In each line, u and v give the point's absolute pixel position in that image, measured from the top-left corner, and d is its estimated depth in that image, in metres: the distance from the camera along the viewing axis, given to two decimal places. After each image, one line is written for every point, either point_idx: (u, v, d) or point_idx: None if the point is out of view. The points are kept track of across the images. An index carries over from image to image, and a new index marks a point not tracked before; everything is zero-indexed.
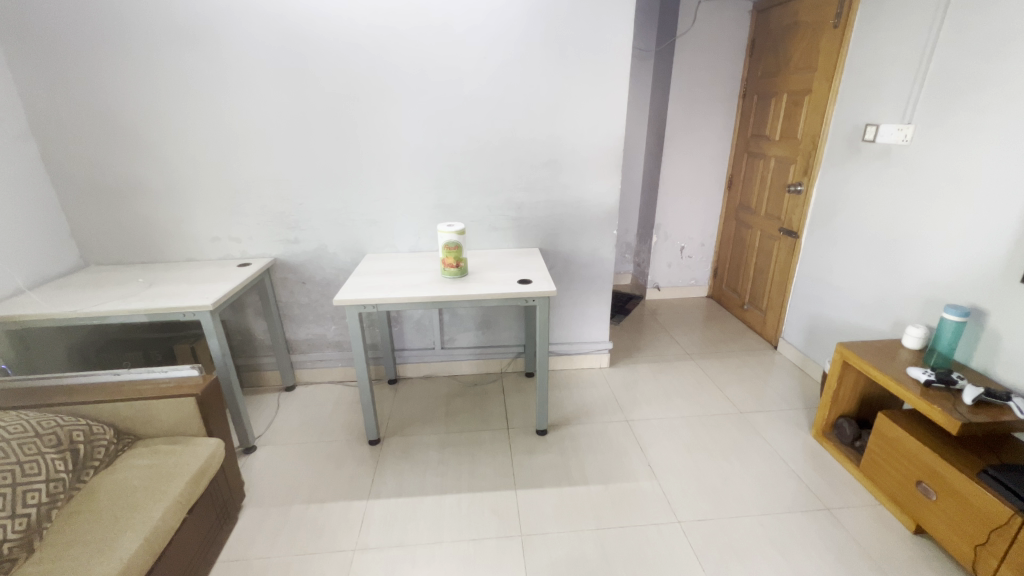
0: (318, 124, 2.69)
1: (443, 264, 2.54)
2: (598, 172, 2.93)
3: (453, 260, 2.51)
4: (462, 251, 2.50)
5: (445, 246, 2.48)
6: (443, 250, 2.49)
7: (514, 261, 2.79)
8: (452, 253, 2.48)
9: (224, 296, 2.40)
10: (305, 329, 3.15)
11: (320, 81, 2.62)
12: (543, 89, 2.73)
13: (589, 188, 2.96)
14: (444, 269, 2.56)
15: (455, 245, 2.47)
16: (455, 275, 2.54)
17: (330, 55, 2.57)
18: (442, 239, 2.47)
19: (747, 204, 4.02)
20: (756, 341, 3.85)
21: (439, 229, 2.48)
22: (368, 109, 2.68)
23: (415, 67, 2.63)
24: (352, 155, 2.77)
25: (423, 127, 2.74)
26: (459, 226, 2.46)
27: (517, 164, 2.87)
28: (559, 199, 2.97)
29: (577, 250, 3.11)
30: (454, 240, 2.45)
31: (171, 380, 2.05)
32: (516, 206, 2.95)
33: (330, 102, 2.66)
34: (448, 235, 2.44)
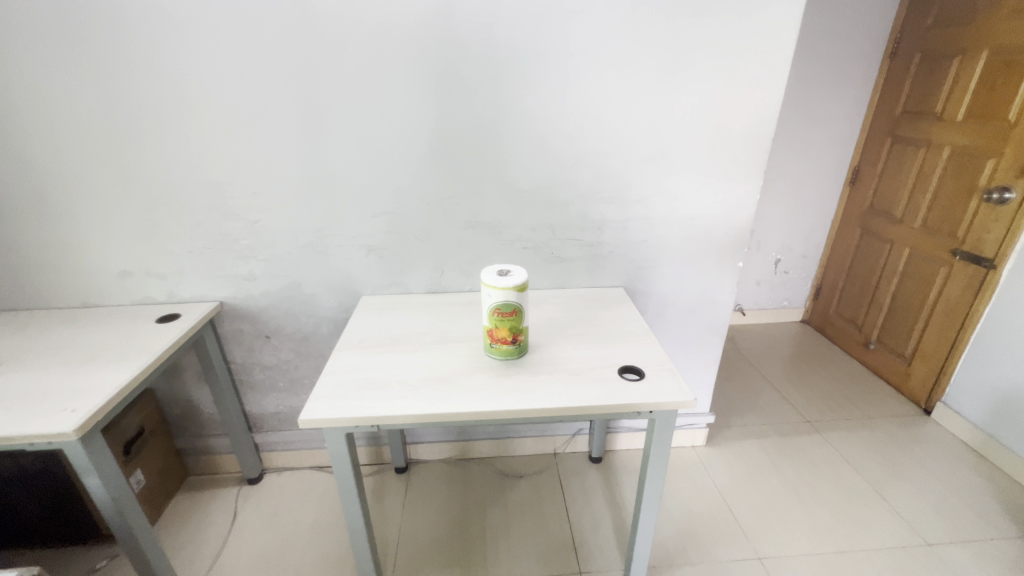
0: (280, 89, 1.60)
1: (488, 337, 1.49)
2: (731, 173, 1.84)
3: (507, 332, 1.46)
4: (523, 316, 1.46)
5: (493, 311, 1.43)
6: (489, 317, 1.45)
7: (596, 319, 1.75)
8: (506, 321, 1.44)
9: (101, 409, 1.32)
10: (274, 399, 2.15)
11: (277, 13, 1.51)
12: (662, 32, 1.61)
13: (713, 199, 1.88)
14: (488, 346, 1.51)
15: (512, 310, 1.43)
16: (509, 355, 1.50)
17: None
18: (489, 300, 1.43)
19: (887, 209, 2.92)
20: (893, 399, 2.83)
21: (484, 284, 1.43)
22: (365, 64, 1.59)
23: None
24: (339, 142, 1.68)
25: (457, 96, 1.64)
26: (519, 277, 1.41)
27: (604, 159, 1.78)
28: (665, 215, 1.89)
29: (682, 290, 2.06)
30: (509, 300, 1.41)
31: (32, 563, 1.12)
32: (596, 225, 1.89)
33: (298, 51, 1.55)
34: (500, 293, 1.40)
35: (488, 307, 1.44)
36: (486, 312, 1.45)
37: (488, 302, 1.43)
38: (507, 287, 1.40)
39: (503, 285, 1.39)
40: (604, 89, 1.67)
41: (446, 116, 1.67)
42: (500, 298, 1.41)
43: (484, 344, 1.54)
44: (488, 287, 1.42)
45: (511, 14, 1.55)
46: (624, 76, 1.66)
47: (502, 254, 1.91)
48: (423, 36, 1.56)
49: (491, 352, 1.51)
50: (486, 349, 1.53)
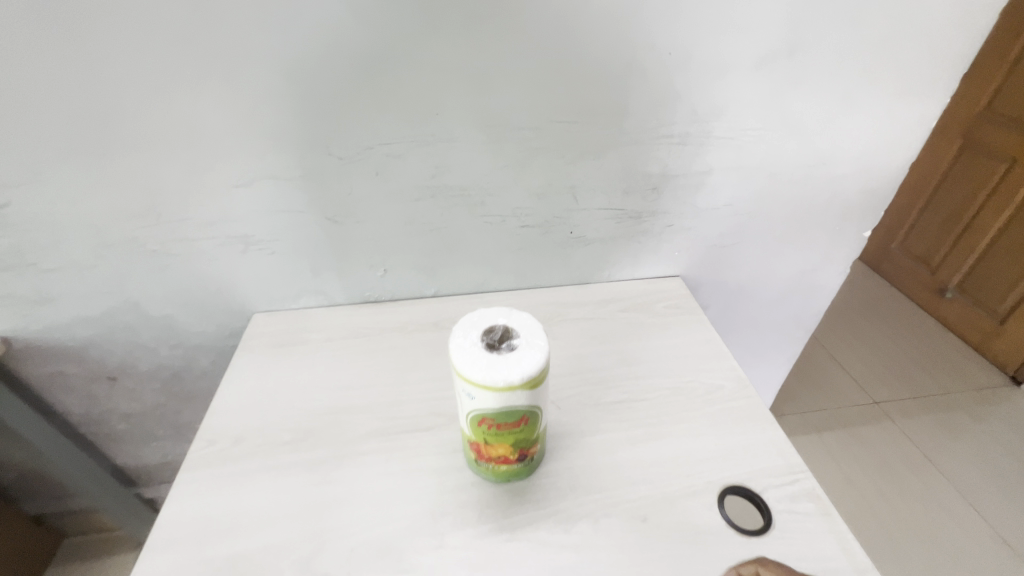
0: None
1: (472, 452, 0.77)
2: (905, 80, 1.00)
3: (509, 450, 0.74)
4: (540, 418, 0.73)
5: (480, 422, 0.70)
6: (472, 428, 0.72)
7: (654, 359, 1.03)
8: (509, 434, 0.72)
9: None
10: (157, 450, 1.45)
11: None
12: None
13: (861, 130, 1.06)
14: (473, 461, 0.80)
15: (520, 417, 0.70)
16: (513, 476, 0.80)
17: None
18: (470, 405, 0.69)
19: (1013, 114, 2.11)
20: (973, 363, 2.30)
21: (457, 373, 0.67)
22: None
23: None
24: (127, 31, 0.77)
25: None
26: (535, 362, 0.65)
27: (684, 58, 0.91)
28: (770, 164, 1.08)
29: (770, 275, 1.31)
30: (515, 405, 0.68)
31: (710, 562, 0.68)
32: (651, 184, 1.07)
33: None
34: (493, 398, 0.66)
35: (471, 414, 0.70)
36: (464, 421, 0.72)
37: (470, 408, 0.69)
38: (513, 386, 0.65)
39: (501, 384, 0.64)
40: None
41: None
42: (495, 404, 0.67)
43: (464, 451, 0.82)
44: (468, 382, 0.66)
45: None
46: None
47: (486, 240, 1.11)
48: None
49: (479, 470, 0.81)
50: (468, 461, 0.82)
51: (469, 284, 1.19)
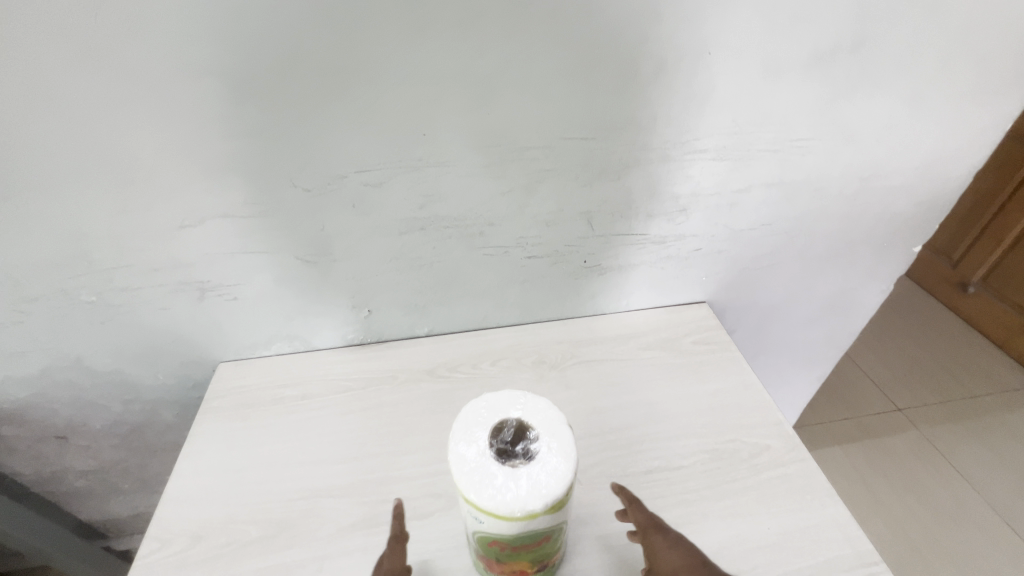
0: None
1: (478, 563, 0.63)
2: (983, 78, 0.84)
3: (526, 567, 0.60)
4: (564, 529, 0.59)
5: (491, 544, 0.55)
6: (480, 545, 0.58)
7: (686, 413, 0.88)
8: (527, 554, 0.57)
9: None
10: (124, 503, 1.30)
11: None
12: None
13: (925, 137, 0.90)
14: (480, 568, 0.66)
15: (541, 537, 0.55)
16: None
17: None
18: (477, 527, 0.54)
19: None
20: (998, 363, 2.19)
21: (461, 493, 0.53)
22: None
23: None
24: (22, 39, 0.60)
25: None
26: (561, 481, 0.51)
27: (726, 58, 0.74)
28: (817, 179, 0.92)
29: (806, 297, 1.17)
30: (535, 529, 0.53)
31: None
32: (679, 206, 0.91)
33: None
34: (508, 525, 0.52)
35: (479, 535, 0.55)
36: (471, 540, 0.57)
37: (478, 529, 0.55)
38: (534, 513, 0.50)
39: (520, 513, 0.50)
40: None
41: None
42: (510, 531, 0.52)
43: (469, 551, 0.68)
44: (475, 507, 0.52)
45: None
46: None
47: (488, 275, 0.95)
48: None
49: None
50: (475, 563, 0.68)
51: (468, 322, 1.03)
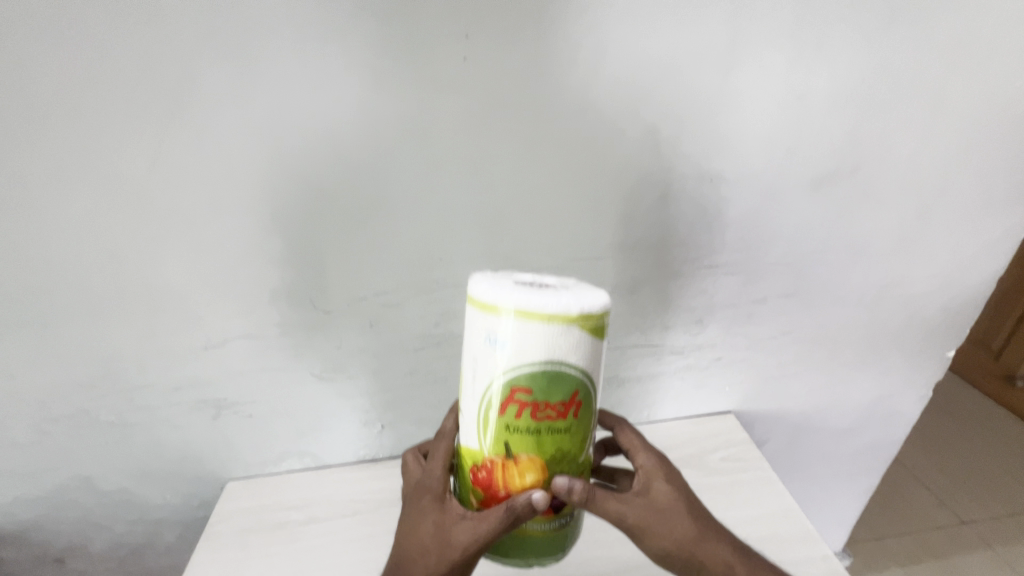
0: None
1: (480, 498, 0.57)
2: (982, 194, 0.86)
3: (541, 462, 0.54)
4: (589, 430, 0.57)
5: (509, 392, 0.52)
6: (494, 417, 0.53)
7: None
8: (548, 430, 0.53)
9: None
10: None
11: None
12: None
13: (941, 244, 0.90)
14: (476, 498, 0.57)
15: (566, 396, 0.52)
16: (533, 561, 0.59)
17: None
18: (494, 361, 0.52)
19: None
20: None
21: (478, 313, 0.52)
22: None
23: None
24: (90, 192, 0.67)
25: (377, 49, 0.64)
26: (586, 303, 0.50)
27: (724, 185, 0.78)
28: (832, 288, 0.91)
29: (839, 406, 1.10)
30: (559, 362, 0.51)
31: (634, 519, 0.61)
32: (693, 318, 0.90)
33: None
34: (520, 297, 0.49)
35: (498, 387, 0.52)
36: (481, 337, 0.52)
37: (499, 369, 0.51)
38: (571, 318, 0.49)
39: (554, 310, 0.49)
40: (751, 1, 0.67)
41: (353, 106, 0.66)
42: (531, 338, 0.50)
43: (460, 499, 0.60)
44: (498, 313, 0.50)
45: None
46: None
47: None
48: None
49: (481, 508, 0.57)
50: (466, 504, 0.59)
51: None
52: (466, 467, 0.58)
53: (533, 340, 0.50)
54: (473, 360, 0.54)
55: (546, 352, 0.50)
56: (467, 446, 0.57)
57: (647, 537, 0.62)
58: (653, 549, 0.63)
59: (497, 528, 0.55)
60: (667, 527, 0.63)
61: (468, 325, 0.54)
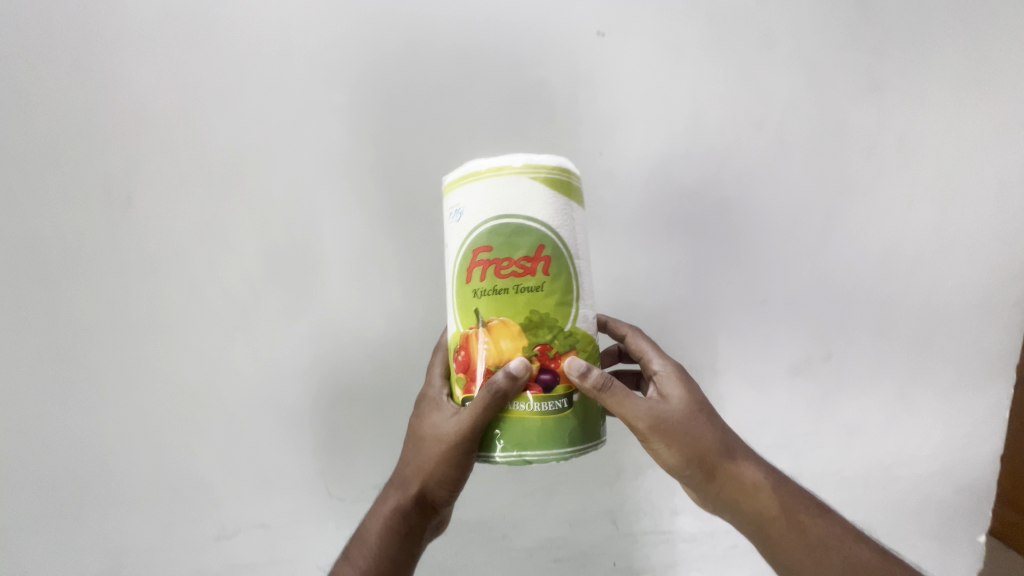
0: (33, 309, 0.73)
1: (464, 386, 0.58)
2: (968, 376, 0.91)
3: (515, 327, 0.55)
4: (566, 267, 0.57)
5: (472, 254, 0.56)
6: (463, 288, 0.57)
7: None
8: (517, 288, 0.55)
9: None
10: None
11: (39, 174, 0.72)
12: (818, 112, 0.82)
13: (935, 428, 0.91)
14: (461, 388, 0.59)
15: (530, 250, 0.55)
16: (528, 458, 0.56)
17: (81, 9, 0.71)
18: (460, 232, 0.57)
19: None
20: None
21: (446, 197, 0.60)
22: (217, 217, 0.74)
23: (386, 54, 0.74)
24: (155, 392, 0.76)
25: (411, 270, 0.76)
26: (531, 157, 0.55)
27: (718, 374, 0.83)
28: (847, 471, 0.90)
29: None
30: (515, 215, 0.55)
31: (649, 421, 0.59)
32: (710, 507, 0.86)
33: (59, 194, 0.72)
34: (475, 166, 0.56)
35: (463, 251, 0.57)
36: (448, 221, 0.59)
37: (461, 232, 0.57)
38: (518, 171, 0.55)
39: (499, 171, 0.55)
40: (707, 232, 0.80)
41: (385, 315, 0.77)
42: (486, 198, 0.55)
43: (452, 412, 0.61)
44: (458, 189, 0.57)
45: (520, 95, 0.75)
46: (739, 201, 0.81)
47: None
48: (344, 150, 0.74)
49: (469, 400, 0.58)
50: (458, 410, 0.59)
51: None
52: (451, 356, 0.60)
53: (488, 200, 0.55)
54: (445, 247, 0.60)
55: (498, 207, 0.55)
56: (450, 332, 0.60)
57: (658, 443, 0.60)
58: (663, 454, 0.61)
59: (478, 417, 0.56)
60: (684, 448, 0.60)
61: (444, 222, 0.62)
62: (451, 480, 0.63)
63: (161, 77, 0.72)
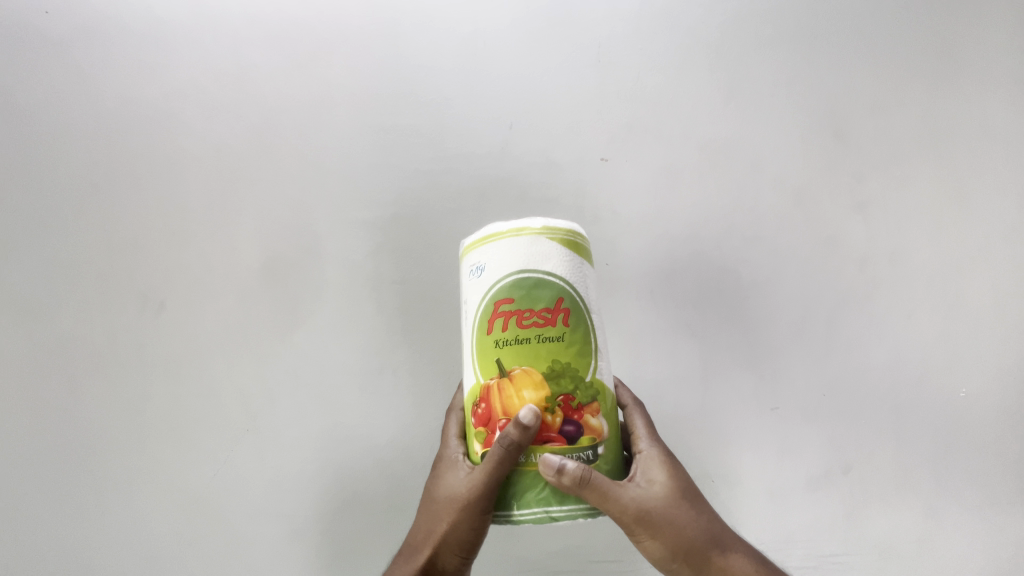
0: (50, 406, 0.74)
1: (484, 440, 0.55)
2: (999, 493, 0.86)
3: (538, 376, 0.53)
4: (583, 315, 0.56)
5: (493, 306, 0.55)
6: (483, 340, 0.55)
7: None
8: (539, 339, 0.54)
9: None
10: None
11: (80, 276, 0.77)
12: (809, 227, 0.88)
13: (975, 552, 0.84)
14: (481, 442, 0.55)
15: (550, 302, 0.55)
16: (556, 513, 0.53)
17: (150, 140, 0.81)
18: (479, 288, 0.56)
19: None
20: None
21: (463, 256, 0.60)
22: (243, 320, 0.78)
23: (410, 178, 0.82)
24: (157, 495, 0.74)
25: (424, 374, 0.78)
26: (546, 219, 0.57)
27: (735, 485, 0.80)
28: None
29: None
30: (535, 272, 0.55)
31: (636, 513, 0.55)
32: None
33: (95, 297, 0.77)
34: (494, 225, 0.57)
35: (481, 308, 0.56)
36: (466, 278, 0.58)
37: (479, 290, 0.56)
38: (532, 231, 0.56)
39: (514, 232, 0.56)
40: (711, 339, 0.82)
41: (395, 418, 0.77)
42: (508, 255, 0.55)
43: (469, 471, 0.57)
44: (475, 250, 0.58)
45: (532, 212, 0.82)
46: (741, 310, 0.84)
47: None
48: (369, 261, 0.80)
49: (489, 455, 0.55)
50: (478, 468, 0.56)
51: None
52: (468, 412, 0.57)
53: (509, 256, 0.55)
54: (462, 306, 0.58)
55: (519, 262, 0.55)
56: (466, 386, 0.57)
57: (643, 536, 0.56)
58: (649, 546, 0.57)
59: (493, 473, 0.53)
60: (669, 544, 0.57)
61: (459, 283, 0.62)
62: (464, 544, 0.60)
63: (208, 195, 0.80)
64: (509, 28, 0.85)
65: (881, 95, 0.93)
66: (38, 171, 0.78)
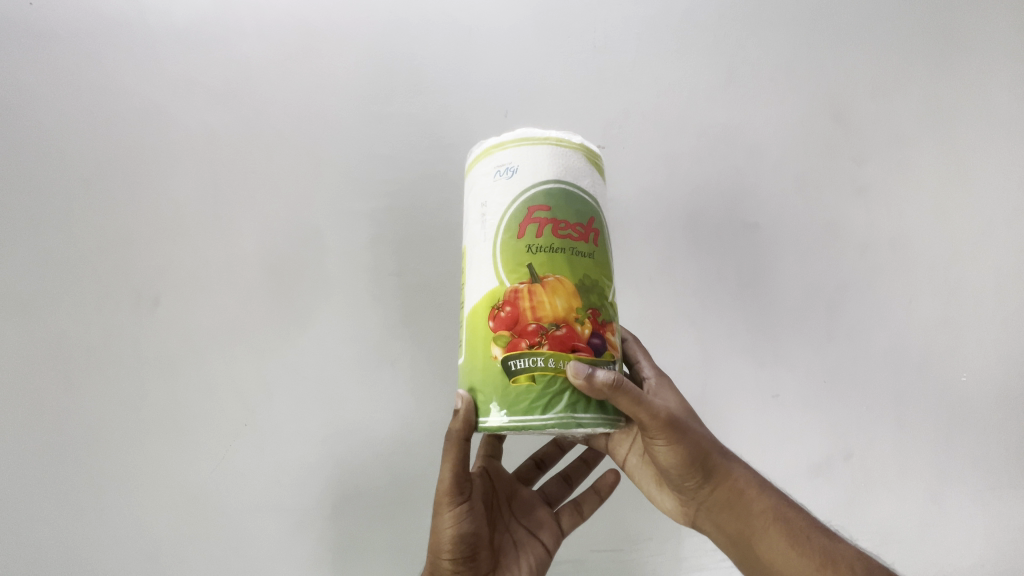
0: (47, 405, 0.73)
1: (506, 344, 0.51)
2: (1000, 477, 0.86)
3: (570, 286, 0.52)
4: (606, 236, 0.57)
5: (526, 211, 0.52)
6: (513, 244, 0.52)
7: None
8: (572, 251, 0.53)
9: None
10: None
11: (74, 273, 0.76)
12: (809, 213, 0.87)
13: (974, 536, 0.85)
14: (502, 346, 0.51)
15: (583, 218, 0.54)
16: (581, 419, 0.50)
17: (142, 133, 0.79)
18: (509, 191, 0.53)
19: None
20: None
21: (485, 158, 0.56)
22: (239, 315, 0.77)
23: (406, 169, 0.81)
24: (156, 493, 0.74)
25: (422, 367, 0.78)
26: (582, 139, 0.57)
27: None
28: None
29: None
30: (571, 184, 0.54)
31: (664, 416, 0.54)
32: None
33: (90, 293, 0.76)
34: (531, 130, 0.55)
35: (513, 210, 0.53)
36: (490, 179, 0.54)
37: (510, 193, 0.53)
38: (571, 144, 0.56)
39: (554, 140, 0.55)
40: (712, 327, 0.82)
41: (394, 412, 0.77)
42: (544, 162, 0.54)
43: (482, 382, 0.52)
44: (505, 150, 0.54)
45: None
46: (741, 298, 0.83)
47: None
48: (366, 253, 0.79)
49: (512, 358, 0.51)
50: (497, 374, 0.51)
51: None
52: (485, 317, 0.53)
53: (546, 163, 0.54)
54: (481, 209, 0.54)
55: (555, 172, 0.54)
56: (485, 292, 0.53)
57: (662, 441, 0.56)
58: (663, 453, 0.58)
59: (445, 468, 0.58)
60: (686, 448, 0.57)
61: (469, 189, 0.57)
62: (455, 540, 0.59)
63: (202, 188, 0.79)
64: (504, 14, 0.84)
65: (883, 78, 0.92)
66: (28, 167, 0.77)
